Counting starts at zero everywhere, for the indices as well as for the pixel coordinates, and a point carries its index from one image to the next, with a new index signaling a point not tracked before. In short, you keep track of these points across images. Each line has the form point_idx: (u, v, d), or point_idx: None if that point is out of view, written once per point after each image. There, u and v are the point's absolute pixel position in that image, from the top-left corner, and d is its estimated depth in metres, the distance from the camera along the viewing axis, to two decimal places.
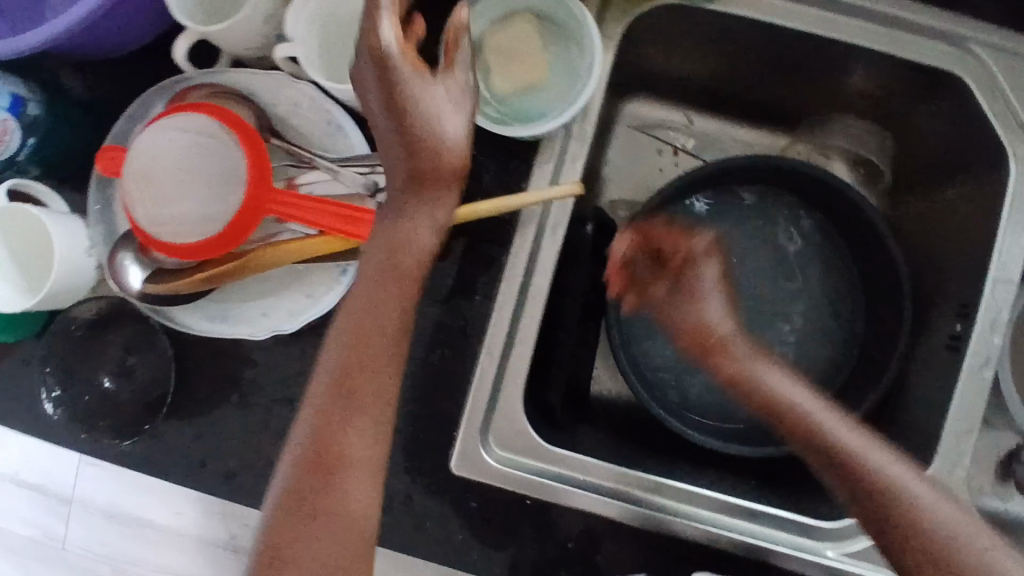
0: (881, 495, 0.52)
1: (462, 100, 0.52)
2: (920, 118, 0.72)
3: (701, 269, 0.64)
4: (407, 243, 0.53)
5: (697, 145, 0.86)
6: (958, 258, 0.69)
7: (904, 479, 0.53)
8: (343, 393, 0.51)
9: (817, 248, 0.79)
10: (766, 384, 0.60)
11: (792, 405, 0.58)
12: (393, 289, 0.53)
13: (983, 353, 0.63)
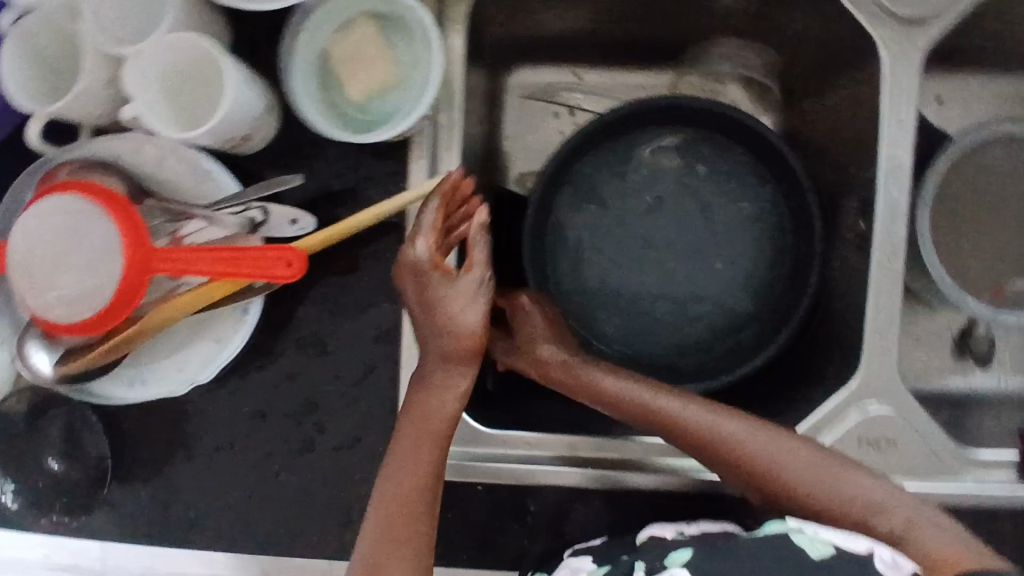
0: (772, 477, 0.58)
1: (476, 297, 0.58)
2: (792, 22, 0.71)
3: (525, 318, 0.69)
4: (438, 407, 0.58)
5: (591, 99, 0.85)
6: (854, 156, 0.68)
7: (793, 453, 0.58)
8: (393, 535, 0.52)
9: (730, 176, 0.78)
10: (651, 404, 0.62)
11: (688, 423, 0.61)
12: (428, 450, 0.57)
13: (888, 247, 0.63)
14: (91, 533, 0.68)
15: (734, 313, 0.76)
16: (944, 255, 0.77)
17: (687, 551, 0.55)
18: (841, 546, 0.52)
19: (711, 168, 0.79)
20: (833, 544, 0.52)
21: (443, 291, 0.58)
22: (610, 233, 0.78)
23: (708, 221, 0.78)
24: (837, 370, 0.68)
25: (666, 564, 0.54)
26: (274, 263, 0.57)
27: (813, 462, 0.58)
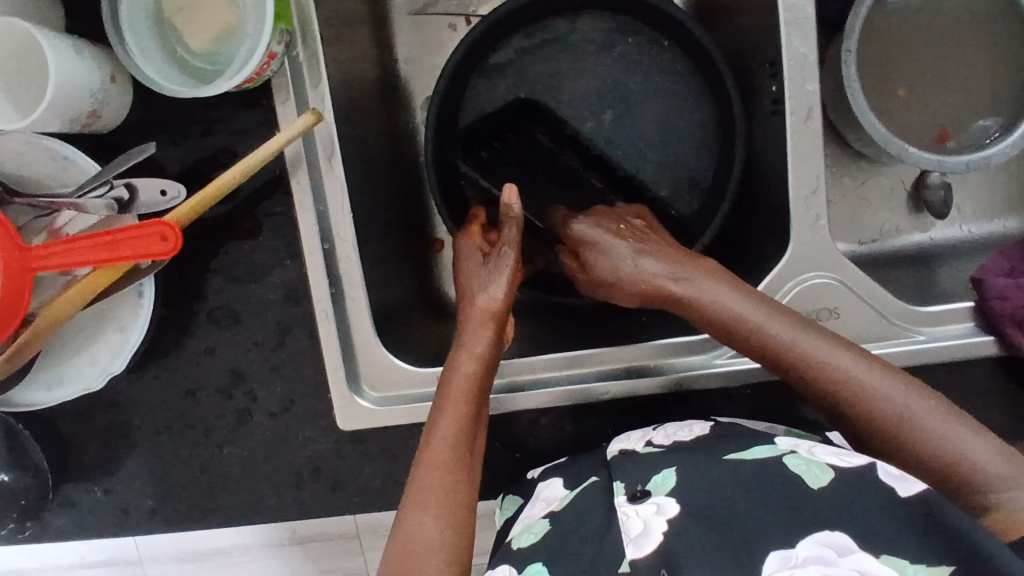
0: (855, 403, 0.52)
1: (498, 269, 0.60)
2: None
3: (601, 246, 0.61)
4: (462, 368, 0.56)
5: (486, 5, 0.79)
6: (759, 11, 0.62)
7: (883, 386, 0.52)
8: (428, 481, 0.50)
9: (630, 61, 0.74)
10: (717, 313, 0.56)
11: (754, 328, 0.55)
12: (461, 407, 0.55)
13: (802, 105, 0.58)
14: (59, 535, 0.68)
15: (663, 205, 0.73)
16: (882, 103, 0.72)
17: (672, 473, 0.52)
18: (839, 466, 0.48)
19: (612, 51, 0.74)
20: (833, 467, 0.48)
21: (479, 264, 0.62)
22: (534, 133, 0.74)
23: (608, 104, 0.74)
24: (771, 246, 0.64)
25: (650, 492, 0.51)
26: (147, 239, 0.54)
27: (908, 394, 0.51)
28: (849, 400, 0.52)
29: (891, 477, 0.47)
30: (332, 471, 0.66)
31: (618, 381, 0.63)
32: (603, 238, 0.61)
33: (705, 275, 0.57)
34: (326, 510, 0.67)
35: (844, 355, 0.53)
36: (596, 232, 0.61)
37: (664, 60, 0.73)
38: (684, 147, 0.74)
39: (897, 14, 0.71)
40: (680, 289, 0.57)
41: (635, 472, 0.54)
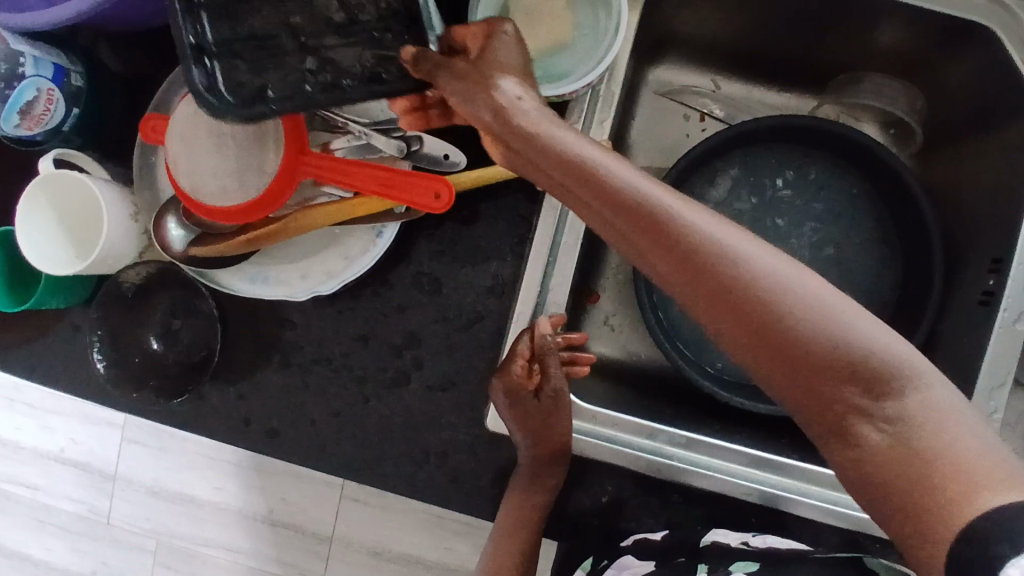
0: (774, 370, 0.42)
1: (554, 410, 0.64)
2: (949, 72, 0.71)
3: (507, 44, 0.48)
4: (534, 496, 0.65)
5: (723, 109, 0.85)
6: (987, 216, 0.68)
7: (832, 331, 0.41)
8: (508, 533, 0.65)
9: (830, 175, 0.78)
10: (565, 163, 0.44)
11: (620, 196, 0.43)
12: (539, 491, 0.65)
13: (1016, 307, 0.62)
14: (171, 419, 0.68)
15: None
16: None
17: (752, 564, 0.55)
18: None
19: (814, 168, 0.78)
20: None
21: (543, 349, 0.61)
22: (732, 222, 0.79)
23: (802, 223, 0.78)
24: None
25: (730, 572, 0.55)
26: (423, 192, 0.58)
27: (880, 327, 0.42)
28: (813, 370, 0.41)
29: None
30: (458, 461, 0.67)
31: (758, 485, 0.64)
32: (503, 51, 0.47)
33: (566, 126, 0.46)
34: (433, 499, 0.67)
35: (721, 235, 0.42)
36: (504, 52, 0.47)
37: (859, 189, 0.77)
38: (870, 274, 0.77)
39: None
40: (558, 148, 0.44)
41: (720, 556, 0.58)
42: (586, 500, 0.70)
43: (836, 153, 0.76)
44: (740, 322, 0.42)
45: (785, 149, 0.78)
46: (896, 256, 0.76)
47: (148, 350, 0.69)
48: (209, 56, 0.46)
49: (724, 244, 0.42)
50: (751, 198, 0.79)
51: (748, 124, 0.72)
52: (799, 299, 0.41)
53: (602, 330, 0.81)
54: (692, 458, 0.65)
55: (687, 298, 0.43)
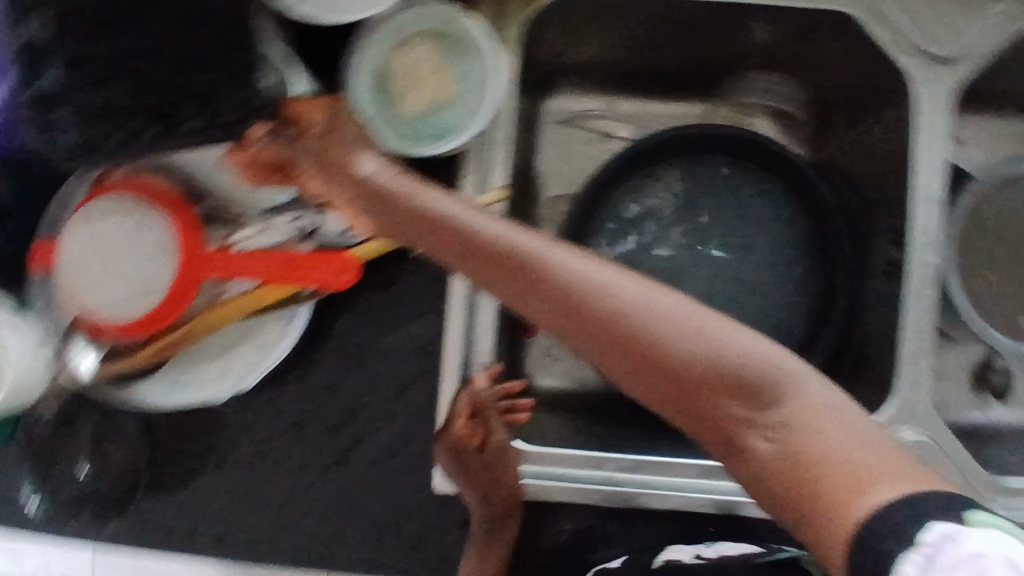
0: (654, 390, 0.44)
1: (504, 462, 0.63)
2: (825, 59, 0.74)
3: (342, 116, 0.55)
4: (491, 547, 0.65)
5: (624, 128, 0.87)
6: (883, 189, 0.71)
7: (706, 348, 0.43)
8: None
9: (731, 173, 0.80)
10: (436, 222, 0.48)
11: (490, 246, 0.47)
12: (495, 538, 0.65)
13: (923, 275, 0.65)
14: (120, 538, 0.67)
15: (772, 308, 0.78)
16: (973, 287, 0.79)
17: None
18: None
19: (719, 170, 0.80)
20: None
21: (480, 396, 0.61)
22: (648, 235, 0.81)
23: (714, 225, 0.80)
24: (876, 395, 0.68)
25: None
26: (327, 269, 0.59)
27: (756, 341, 0.44)
28: (696, 387, 0.43)
29: (979, 537, 0.34)
30: (416, 527, 0.67)
31: (712, 494, 0.65)
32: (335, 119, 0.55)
33: (437, 190, 0.50)
34: (399, 568, 0.67)
35: (589, 267, 0.45)
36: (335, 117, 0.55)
37: (762, 183, 0.79)
38: (788, 262, 0.79)
39: (999, 215, 0.80)
40: (425, 209, 0.48)
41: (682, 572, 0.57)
42: (552, 537, 0.70)
43: (735, 153, 0.79)
44: (619, 353, 0.44)
45: (686, 156, 0.80)
46: (808, 241, 0.78)
47: (78, 478, 0.67)
48: (55, 102, 0.50)
49: (586, 275, 0.44)
50: (663, 205, 0.81)
51: (646, 140, 0.76)
52: (671, 316, 0.43)
53: (544, 360, 0.81)
54: (642, 480, 0.65)
55: (565, 331, 0.45)
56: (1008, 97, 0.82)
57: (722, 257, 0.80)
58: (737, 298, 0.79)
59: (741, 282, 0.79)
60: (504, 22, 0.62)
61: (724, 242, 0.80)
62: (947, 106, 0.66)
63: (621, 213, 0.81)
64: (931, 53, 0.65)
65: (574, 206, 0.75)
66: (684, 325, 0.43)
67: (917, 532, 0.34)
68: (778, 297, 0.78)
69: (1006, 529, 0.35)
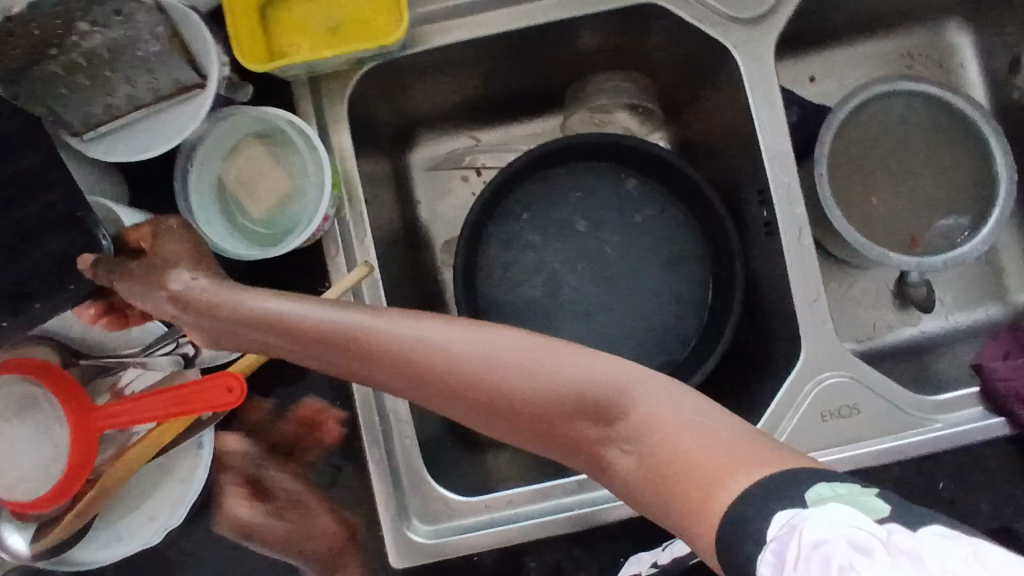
0: (520, 430, 0.45)
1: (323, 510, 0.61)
2: (654, 46, 0.75)
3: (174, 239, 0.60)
4: None
5: (491, 159, 0.87)
6: (738, 153, 0.73)
7: (551, 376, 0.44)
8: None
9: (603, 170, 0.82)
10: (286, 325, 0.50)
11: (336, 335, 0.48)
12: None
13: (795, 227, 0.66)
14: None
15: (676, 290, 0.80)
16: (854, 211, 0.83)
17: None
18: None
19: (596, 170, 0.82)
20: None
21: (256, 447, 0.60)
22: (543, 252, 0.81)
23: (603, 224, 0.81)
24: (784, 350, 0.70)
25: None
26: (212, 390, 0.59)
27: (602, 359, 0.44)
28: (551, 420, 0.44)
29: (819, 520, 0.32)
30: None
31: None
32: (167, 245, 0.59)
33: (280, 293, 0.52)
34: None
35: (429, 327, 0.46)
36: (167, 241, 0.60)
37: (636, 173, 0.81)
38: (679, 243, 0.81)
39: (860, 138, 0.83)
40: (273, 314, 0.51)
41: None
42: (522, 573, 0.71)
43: (600, 154, 0.80)
44: (472, 405, 0.45)
45: (559, 167, 0.81)
46: (690, 217, 0.80)
47: None
48: None
49: (424, 338, 0.45)
50: (550, 218, 0.81)
51: (516, 161, 0.77)
52: (511, 353, 0.44)
53: None
54: (591, 497, 0.66)
55: (423, 396, 0.46)
56: (839, 26, 0.84)
57: (623, 253, 0.81)
58: (644, 290, 0.80)
59: (641, 274, 0.80)
60: (323, 106, 0.66)
61: (621, 237, 0.81)
62: (770, 63, 0.67)
63: (511, 235, 0.81)
64: (740, 18, 0.67)
65: (456, 250, 0.76)
66: (526, 361, 0.44)
67: (765, 531, 0.34)
68: (677, 279, 0.80)
69: (848, 499, 0.33)
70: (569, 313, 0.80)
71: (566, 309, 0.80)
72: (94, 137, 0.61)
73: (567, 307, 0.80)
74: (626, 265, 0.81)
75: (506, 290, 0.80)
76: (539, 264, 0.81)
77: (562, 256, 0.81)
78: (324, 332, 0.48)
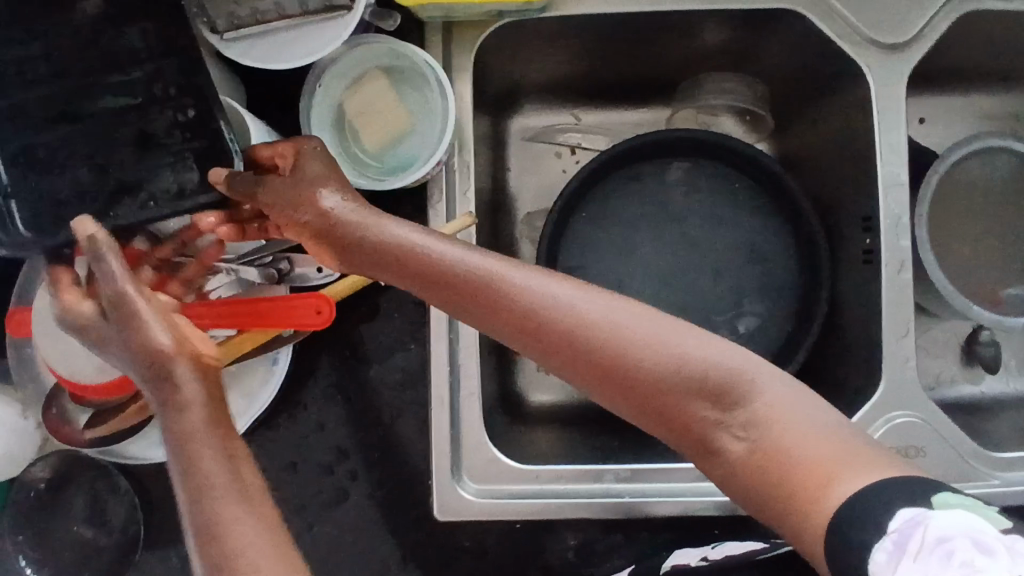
0: (636, 407, 0.48)
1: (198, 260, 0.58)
2: (780, 55, 0.75)
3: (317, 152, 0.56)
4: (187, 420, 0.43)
5: (588, 139, 0.87)
6: (846, 176, 0.72)
7: (676, 361, 0.47)
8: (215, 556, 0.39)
9: (701, 170, 0.80)
10: (420, 262, 0.51)
11: (471, 282, 0.50)
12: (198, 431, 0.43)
13: (897, 259, 0.66)
14: None
15: (753, 304, 0.79)
16: (949, 261, 0.81)
17: None
18: None
19: (694, 170, 0.81)
20: None
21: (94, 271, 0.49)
22: (625, 243, 0.80)
23: (690, 226, 0.80)
24: (859, 382, 0.69)
25: None
26: (302, 310, 0.59)
27: (719, 346, 0.48)
28: (670, 401, 0.47)
29: (945, 519, 0.37)
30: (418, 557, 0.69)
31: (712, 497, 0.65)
32: (308, 156, 0.56)
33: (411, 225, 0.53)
34: None
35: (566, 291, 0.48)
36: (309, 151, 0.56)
37: (732, 181, 0.80)
38: (766, 257, 0.80)
39: (963, 187, 0.82)
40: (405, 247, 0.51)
41: None
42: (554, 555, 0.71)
43: (702, 154, 0.79)
44: (599, 374, 0.47)
45: (658, 160, 0.80)
46: (781, 234, 0.79)
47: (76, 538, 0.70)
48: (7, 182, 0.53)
49: (563, 303, 0.48)
50: (639, 210, 0.81)
51: (619, 147, 0.76)
52: (641, 331, 0.47)
53: (539, 377, 0.82)
54: (643, 489, 0.66)
55: (550, 358, 0.49)
56: (959, 72, 0.83)
57: (706, 256, 0.80)
58: (721, 296, 0.80)
59: (721, 282, 0.80)
60: (452, 55, 0.67)
61: (706, 240, 0.80)
62: (901, 92, 0.67)
63: (597, 218, 0.80)
64: (880, 42, 0.67)
65: (545, 223, 0.75)
66: (653, 341, 0.47)
67: (887, 521, 0.38)
68: (756, 292, 0.79)
69: (974, 508, 0.38)
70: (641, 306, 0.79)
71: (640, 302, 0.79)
72: (233, 39, 0.61)
73: (640, 300, 0.79)
74: (707, 270, 0.80)
75: (584, 271, 0.80)
76: (620, 253, 0.80)
77: (643, 249, 0.80)
78: (462, 278, 0.50)
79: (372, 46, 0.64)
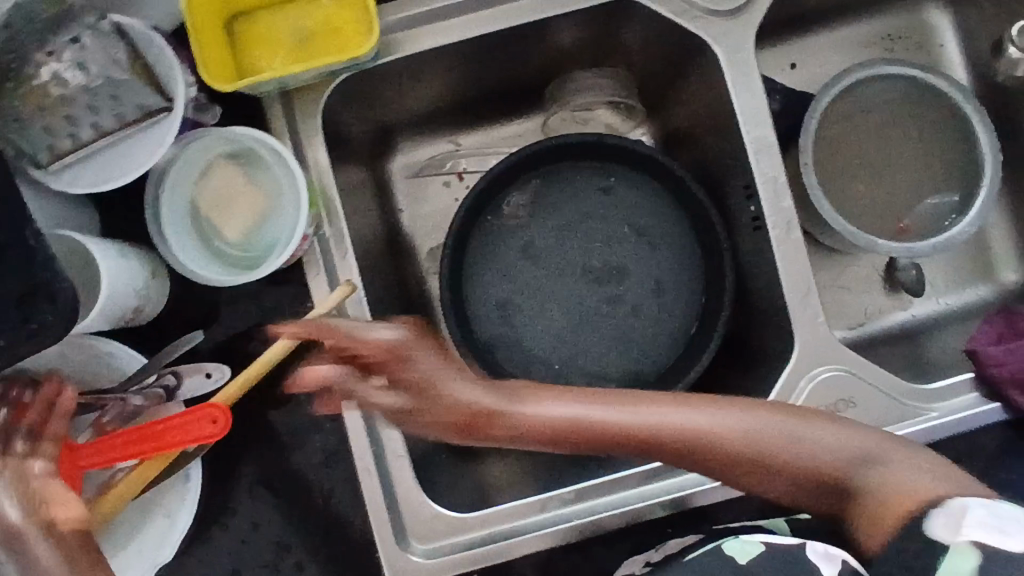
0: (751, 485, 0.57)
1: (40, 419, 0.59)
2: (630, 41, 0.74)
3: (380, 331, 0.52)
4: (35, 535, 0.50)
5: (472, 162, 0.85)
6: (720, 147, 0.72)
7: (767, 437, 0.56)
8: None
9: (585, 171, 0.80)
10: (498, 418, 0.54)
11: (552, 425, 0.54)
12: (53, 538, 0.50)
13: (782, 221, 0.66)
14: None
15: (667, 288, 0.79)
16: (844, 202, 0.82)
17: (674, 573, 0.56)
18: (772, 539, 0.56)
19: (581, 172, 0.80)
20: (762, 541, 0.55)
21: None
22: (530, 260, 0.79)
23: (589, 227, 0.80)
24: (776, 347, 0.69)
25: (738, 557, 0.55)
26: (197, 423, 0.57)
27: (813, 426, 0.57)
28: (774, 472, 0.57)
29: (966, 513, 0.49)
30: None
31: (659, 497, 0.65)
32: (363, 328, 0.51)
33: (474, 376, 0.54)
34: None
35: (665, 411, 0.56)
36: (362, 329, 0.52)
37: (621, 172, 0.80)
38: (668, 239, 0.79)
39: (845, 123, 0.82)
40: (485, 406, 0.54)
41: None
42: None
43: (583, 155, 0.78)
44: (727, 468, 0.56)
45: (541, 170, 0.79)
46: (677, 213, 0.79)
47: None
48: None
49: (662, 422, 0.55)
50: (536, 224, 0.80)
51: (495, 167, 0.75)
52: (739, 424, 0.56)
53: None
54: (590, 506, 0.65)
55: (672, 459, 0.56)
56: (817, 9, 0.83)
57: (613, 253, 0.79)
58: (635, 288, 0.79)
59: (631, 275, 0.79)
60: (295, 119, 0.63)
61: (609, 237, 0.80)
62: (751, 54, 0.66)
63: (494, 242, 0.79)
64: (718, 9, 0.66)
65: (441, 261, 0.74)
66: (735, 421, 0.56)
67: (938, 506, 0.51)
68: (668, 275, 0.79)
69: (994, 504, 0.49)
70: (559, 318, 0.79)
71: (556, 314, 0.79)
72: (61, 168, 0.59)
73: (557, 313, 0.79)
74: (615, 266, 0.79)
75: (495, 297, 0.79)
76: (529, 271, 0.79)
77: (548, 261, 0.79)
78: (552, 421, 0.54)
79: (204, 137, 0.62)
